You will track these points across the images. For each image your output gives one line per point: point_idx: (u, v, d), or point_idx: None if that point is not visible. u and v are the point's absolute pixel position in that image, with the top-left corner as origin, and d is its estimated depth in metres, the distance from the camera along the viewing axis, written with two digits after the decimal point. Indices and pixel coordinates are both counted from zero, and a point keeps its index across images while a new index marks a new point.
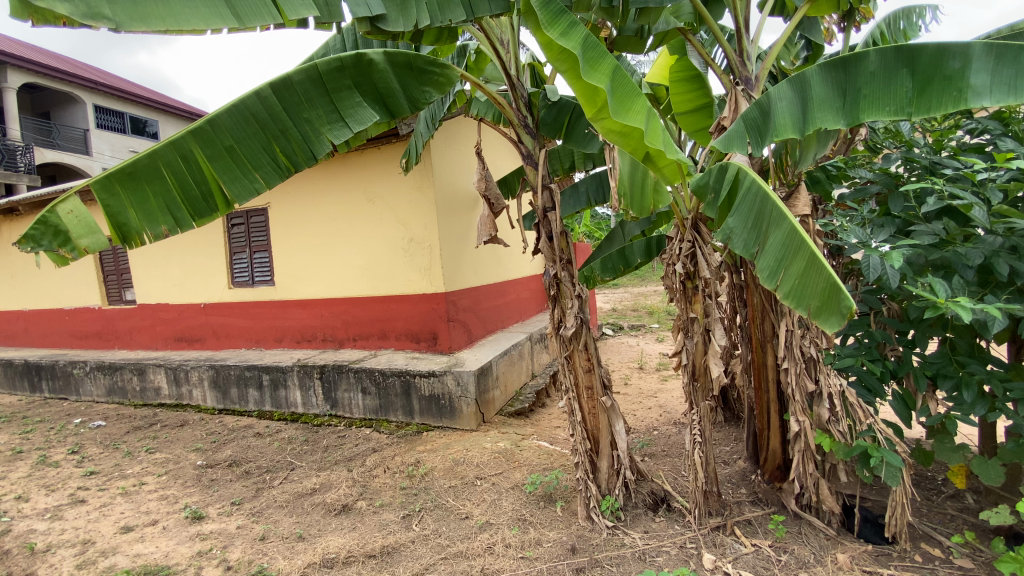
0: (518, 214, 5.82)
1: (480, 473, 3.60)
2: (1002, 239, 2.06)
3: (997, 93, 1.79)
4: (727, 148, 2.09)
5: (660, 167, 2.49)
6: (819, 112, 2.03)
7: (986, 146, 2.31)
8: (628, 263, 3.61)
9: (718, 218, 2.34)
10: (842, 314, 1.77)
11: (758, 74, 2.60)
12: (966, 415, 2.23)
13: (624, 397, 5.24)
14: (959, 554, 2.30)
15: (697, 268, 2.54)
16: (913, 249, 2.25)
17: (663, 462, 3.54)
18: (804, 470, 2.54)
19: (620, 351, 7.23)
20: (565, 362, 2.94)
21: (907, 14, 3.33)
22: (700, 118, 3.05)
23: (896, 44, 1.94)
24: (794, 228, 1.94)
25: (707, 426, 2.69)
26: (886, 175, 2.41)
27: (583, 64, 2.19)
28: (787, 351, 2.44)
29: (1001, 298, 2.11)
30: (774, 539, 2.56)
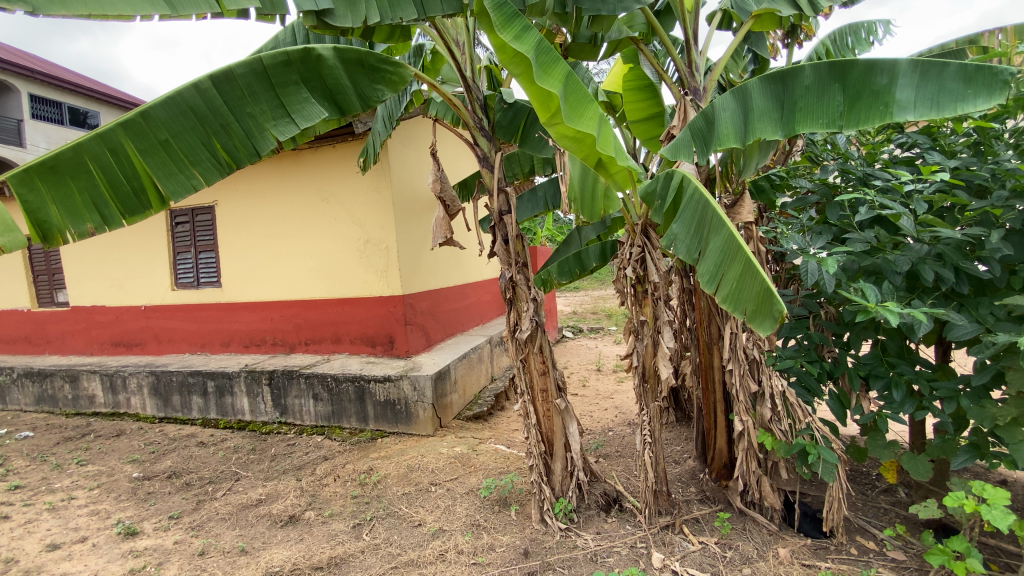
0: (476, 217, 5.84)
1: (435, 479, 3.54)
2: (928, 247, 2.19)
3: (921, 107, 1.87)
4: (675, 156, 2.18)
5: (612, 172, 2.54)
6: (759, 123, 2.12)
7: (915, 159, 2.45)
8: (584, 267, 3.64)
9: (665, 224, 2.40)
10: (775, 317, 1.83)
11: (707, 85, 2.68)
12: (896, 413, 2.35)
13: (582, 399, 5.29)
14: (892, 546, 2.42)
15: (647, 273, 2.60)
16: (847, 255, 2.36)
17: (616, 462, 3.59)
18: (747, 468, 2.64)
19: (579, 353, 7.31)
20: (521, 365, 2.93)
21: (853, 31, 3.51)
22: (653, 126, 3.13)
23: (829, 60, 2.04)
24: (732, 235, 2.00)
25: (657, 427, 2.74)
26: (824, 186, 2.53)
27: (536, 68, 2.20)
28: (731, 352, 2.55)
29: (927, 302, 2.24)
30: (719, 536, 2.63)
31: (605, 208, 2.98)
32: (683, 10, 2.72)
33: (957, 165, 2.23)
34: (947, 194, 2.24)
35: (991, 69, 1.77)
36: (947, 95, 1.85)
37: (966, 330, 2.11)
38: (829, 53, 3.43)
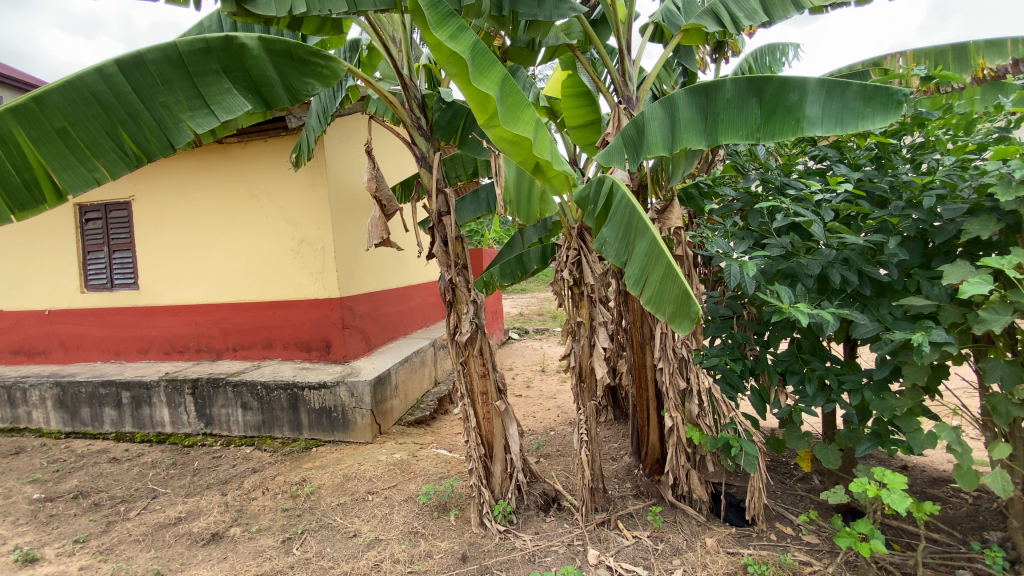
0: (415, 219, 5.71)
1: (372, 488, 3.44)
2: (836, 252, 2.37)
3: (827, 123, 2.02)
4: (608, 162, 2.24)
5: (550, 177, 2.60)
6: (685, 133, 2.22)
7: (826, 170, 2.63)
8: (525, 270, 3.68)
9: (597, 228, 2.46)
10: (692, 318, 1.93)
11: (640, 95, 2.76)
12: (808, 406, 2.51)
13: (525, 400, 5.32)
14: (807, 530, 2.59)
15: (583, 275, 2.65)
16: (766, 259, 2.51)
17: (557, 462, 3.63)
18: (677, 462, 2.75)
19: (524, 355, 7.37)
20: (461, 368, 2.90)
21: (771, 51, 3.75)
22: (590, 133, 3.19)
23: (748, 75, 2.16)
24: (655, 239, 2.09)
25: (593, 425, 2.80)
26: (746, 194, 2.68)
27: (472, 68, 2.19)
28: (663, 351, 2.66)
29: (834, 303, 2.42)
30: (651, 530, 2.71)
31: (541, 211, 3.04)
32: (617, 21, 2.79)
33: (861, 177, 2.42)
34: (852, 204, 2.43)
35: (887, 89, 1.93)
36: (849, 113, 2.01)
37: (868, 328, 2.28)
38: (751, 70, 3.66)
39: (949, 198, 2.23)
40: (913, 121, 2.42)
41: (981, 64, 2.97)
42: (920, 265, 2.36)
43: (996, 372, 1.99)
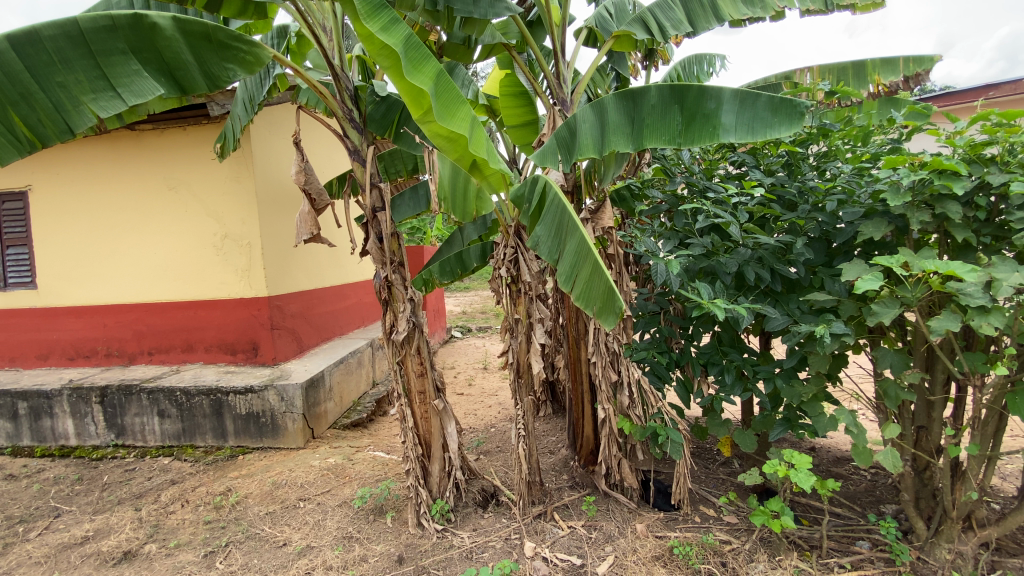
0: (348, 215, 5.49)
1: (304, 495, 3.31)
2: (751, 251, 2.54)
3: (740, 131, 2.16)
4: (542, 162, 2.29)
5: (486, 175, 2.61)
6: (613, 136, 2.32)
7: (743, 175, 2.82)
8: (465, 267, 3.63)
9: (532, 227, 2.50)
10: (618, 313, 2.02)
11: (574, 97, 2.84)
12: (727, 395, 2.69)
13: (466, 398, 5.31)
14: (727, 511, 2.77)
15: (519, 273, 2.69)
16: (689, 258, 2.66)
17: (496, 458, 3.66)
18: (609, 453, 2.86)
19: (465, 352, 7.35)
20: (397, 367, 2.85)
21: (698, 61, 3.94)
22: (528, 133, 3.23)
23: (670, 83, 2.27)
24: (584, 238, 2.16)
25: (530, 420, 2.85)
26: (672, 197, 2.83)
27: (405, 62, 2.16)
28: (595, 346, 2.77)
29: (750, 299, 2.60)
30: (586, 519, 2.80)
31: (477, 209, 2.99)
32: (552, 23, 2.84)
33: (772, 182, 2.61)
34: (764, 206, 2.61)
35: (792, 101, 2.08)
36: (760, 122, 2.15)
37: (779, 321, 2.46)
38: (679, 78, 3.86)
39: (847, 202, 2.44)
40: (818, 131, 2.64)
41: (876, 81, 3.26)
42: (824, 264, 2.58)
43: (886, 360, 2.20)
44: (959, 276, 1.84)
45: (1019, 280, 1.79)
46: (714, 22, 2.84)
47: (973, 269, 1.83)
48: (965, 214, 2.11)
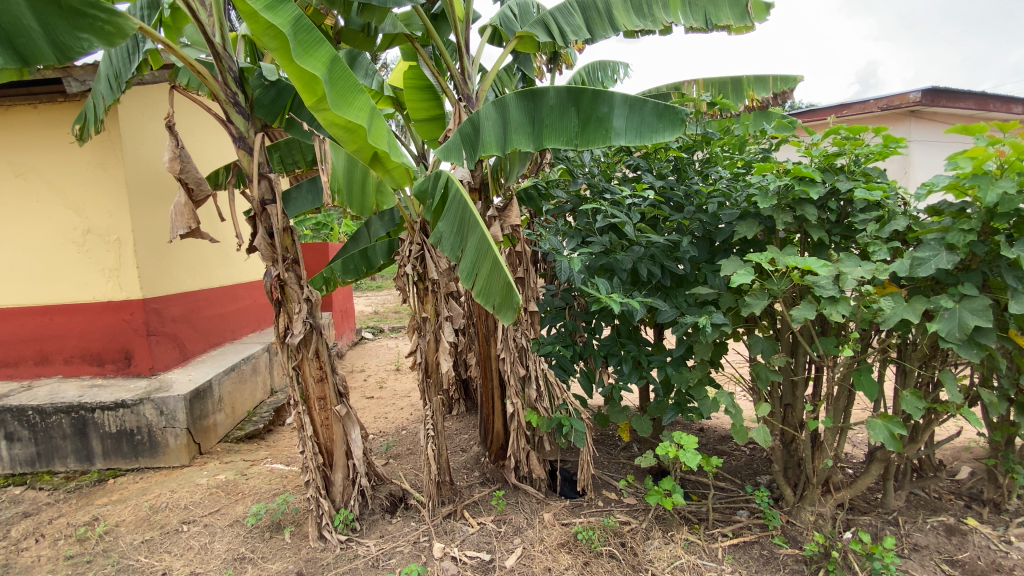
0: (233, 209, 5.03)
1: (188, 517, 2.99)
2: (645, 249, 2.71)
3: (630, 134, 2.25)
4: (446, 158, 2.29)
5: (389, 168, 2.53)
6: (515, 135, 2.35)
7: (638, 178, 2.99)
8: (370, 265, 3.44)
9: (435, 222, 2.47)
10: (515, 307, 2.05)
11: (479, 93, 2.84)
12: (625, 383, 2.86)
13: (376, 401, 5.12)
14: (627, 493, 2.93)
15: (426, 270, 2.62)
16: (589, 255, 2.79)
17: (406, 461, 3.57)
18: (518, 446, 2.90)
19: (376, 354, 7.09)
20: (294, 372, 2.67)
21: (602, 68, 4.11)
22: (435, 128, 3.19)
23: (567, 85, 2.33)
24: (485, 234, 2.17)
25: (439, 420, 2.81)
26: (575, 197, 2.97)
27: (294, 45, 2.04)
28: (504, 342, 2.79)
29: (644, 293, 2.77)
30: (495, 513, 2.82)
31: (377, 202, 3.06)
32: (455, 18, 2.80)
33: (662, 185, 2.80)
34: (655, 208, 2.79)
35: (675, 109, 2.21)
36: (646, 126, 2.25)
37: (668, 313, 2.65)
38: (584, 82, 4.00)
39: (725, 204, 2.68)
40: (701, 138, 2.87)
41: (751, 96, 3.62)
42: (707, 260, 2.81)
43: (758, 346, 2.45)
44: (814, 270, 2.08)
45: (860, 274, 2.06)
46: (610, 31, 2.97)
47: (824, 264, 2.08)
48: (820, 216, 2.39)
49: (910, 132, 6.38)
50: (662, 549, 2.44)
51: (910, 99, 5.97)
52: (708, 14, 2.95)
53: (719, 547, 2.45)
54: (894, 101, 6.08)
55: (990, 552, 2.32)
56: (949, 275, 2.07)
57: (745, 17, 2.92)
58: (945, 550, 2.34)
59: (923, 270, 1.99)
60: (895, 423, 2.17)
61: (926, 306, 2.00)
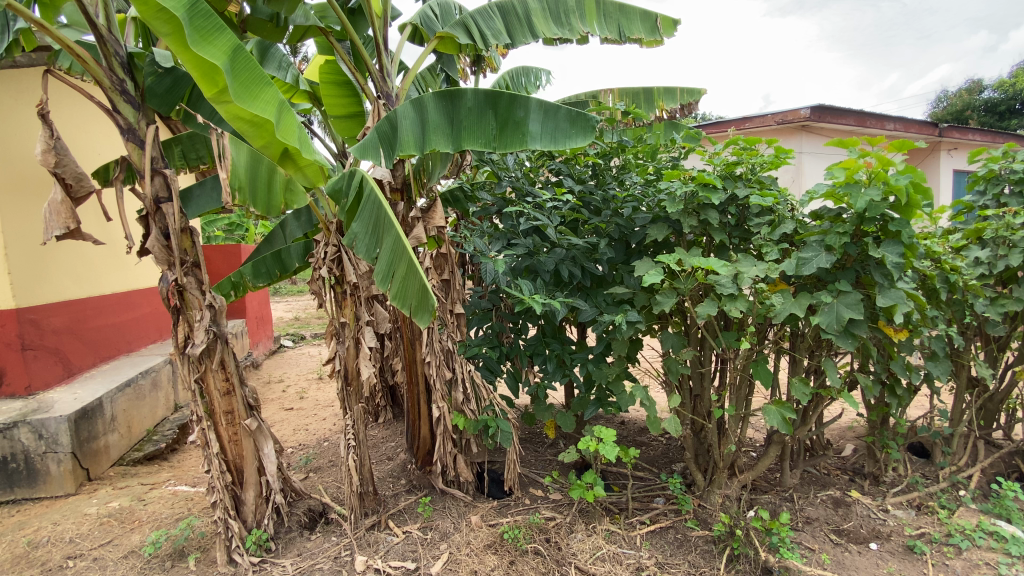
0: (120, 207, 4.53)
1: (73, 552, 2.66)
2: (566, 250, 2.79)
3: (545, 139, 2.31)
4: (363, 156, 2.22)
5: (301, 166, 2.42)
6: (433, 135, 2.33)
7: (560, 182, 3.07)
8: (284, 268, 3.27)
9: (349, 222, 2.39)
10: (431, 311, 2.07)
11: (399, 91, 2.76)
12: (550, 381, 2.91)
13: (296, 412, 4.85)
14: (553, 489, 2.99)
15: (344, 272, 2.53)
16: (514, 256, 2.81)
17: (327, 474, 3.41)
18: (444, 450, 2.85)
19: (297, 362, 6.73)
20: (196, 386, 2.46)
21: (525, 73, 4.18)
22: (355, 125, 3.09)
23: (484, 87, 2.34)
24: (401, 235, 2.15)
25: (361, 428, 2.71)
26: (499, 199, 2.99)
27: (190, 31, 1.90)
28: (429, 346, 2.72)
29: (566, 294, 2.85)
30: (421, 520, 2.77)
31: (287, 202, 2.76)
32: (373, 13, 2.71)
33: (581, 190, 2.91)
34: (575, 211, 2.88)
35: (586, 116, 2.30)
36: (560, 132, 2.32)
37: (588, 312, 2.73)
38: (507, 86, 4.04)
39: (639, 208, 2.82)
40: (617, 146, 3.02)
41: (661, 106, 3.82)
42: (623, 261, 2.94)
43: (669, 342, 2.60)
44: (716, 270, 2.24)
45: (754, 273, 2.24)
46: (530, 36, 3.02)
47: (724, 264, 2.24)
48: (722, 219, 2.58)
49: (800, 145, 7.08)
50: (585, 542, 2.52)
51: (801, 115, 6.62)
52: (622, 27, 3.10)
53: (637, 534, 2.57)
54: (787, 116, 6.72)
55: (870, 520, 2.60)
56: (828, 273, 2.30)
57: (655, 31, 3.13)
58: (833, 521, 2.60)
59: (807, 268, 2.20)
60: (786, 408, 2.38)
61: (810, 301, 2.22)
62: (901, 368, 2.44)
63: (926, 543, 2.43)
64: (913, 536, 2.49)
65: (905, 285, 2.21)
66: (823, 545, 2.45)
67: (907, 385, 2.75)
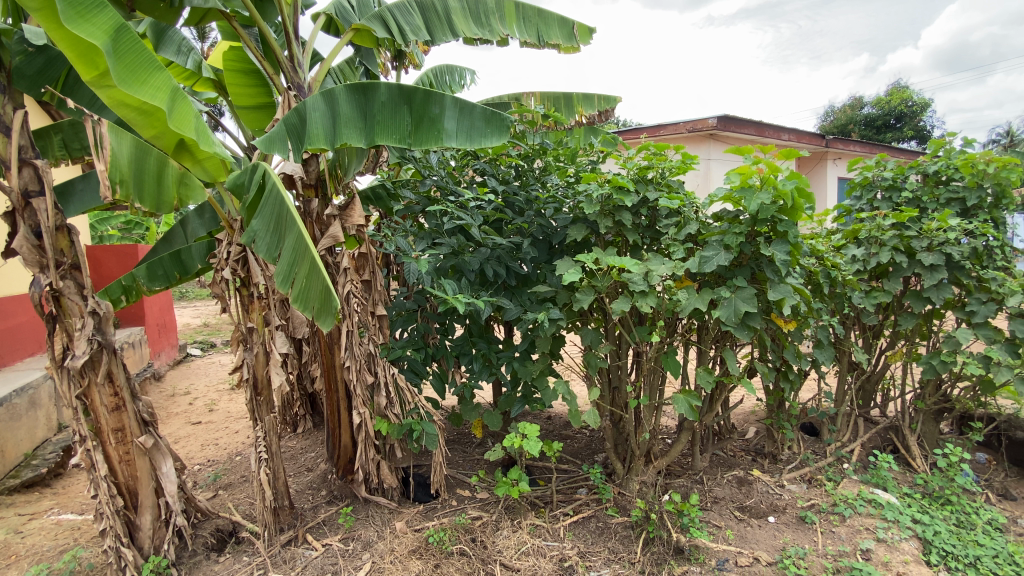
0: None
1: None
2: (491, 250, 2.79)
3: (460, 137, 2.31)
4: (269, 149, 2.11)
5: (200, 159, 2.32)
6: (345, 129, 2.25)
7: (484, 182, 3.07)
8: (185, 270, 3.05)
9: (249, 219, 2.26)
10: (334, 313, 2.01)
11: (312, 84, 2.63)
12: (476, 381, 2.91)
13: (205, 426, 4.50)
14: (480, 488, 2.99)
15: (250, 274, 2.38)
16: (438, 256, 2.77)
17: (238, 490, 3.20)
18: (366, 458, 2.75)
19: (207, 372, 6.24)
20: (78, 403, 2.21)
21: (449, 71, 4.14)
22: (262, 116, 2.99)
23: (398, 82, 2.30)
24: (303, 234, 2.07)
25: (274, 440, 2.56)
26: (422, 197, 2.93)
27: (61, 5, 1.71)
28: (348, 350, 2.60)
29: (491, 293, 2.86)
30: (343, 532, 2.66)
31: (180, 197, 2.51)
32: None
33: (505, 190, 2.93)
34: (498, 211, 2.90)
35: (501, 116, 2.33)
36: (475, 131, 2.33)
37: (513, 312, 2.74)
38: (431, 84, 3.97)
39: (560, 210, 2.90)
40: (538, 148, 3.07)
41: (580, 112, 3.94)
42: (546, 261, 3.00)
43: (588, 338, 2.71)
44: (628, 268, 2.35)
45: (663, 270, 2.37)
46: (450, 35, 3.00)
47: (636, 263, 2.36)
48: (635, 221, 2.71)
49: (708, 151, 7.62)
50: (510, 538, 2.54)
51: (708, 124, 7.12)
52: (541, 32, 3.18)
53: (561, 526, 2.64)
54: (696, 124, 7.20)
55: (769, 495, 2.84)
56: (728, 270, 2.49)
57: (572, 37, 3.27)
58: (737, 499, 2.81)
59: (708, 266, 2.36)
60: (693, 396, 2.54)
61: (712, 296, 2.39)
62: (793, 356, 2.69)
63: (816, 512, 2.70)
64: (805, 507, 2.74)
65: (792, 280, 2.44)
66: (729, 521, 2.64)
67: (799, 370, 3.02)
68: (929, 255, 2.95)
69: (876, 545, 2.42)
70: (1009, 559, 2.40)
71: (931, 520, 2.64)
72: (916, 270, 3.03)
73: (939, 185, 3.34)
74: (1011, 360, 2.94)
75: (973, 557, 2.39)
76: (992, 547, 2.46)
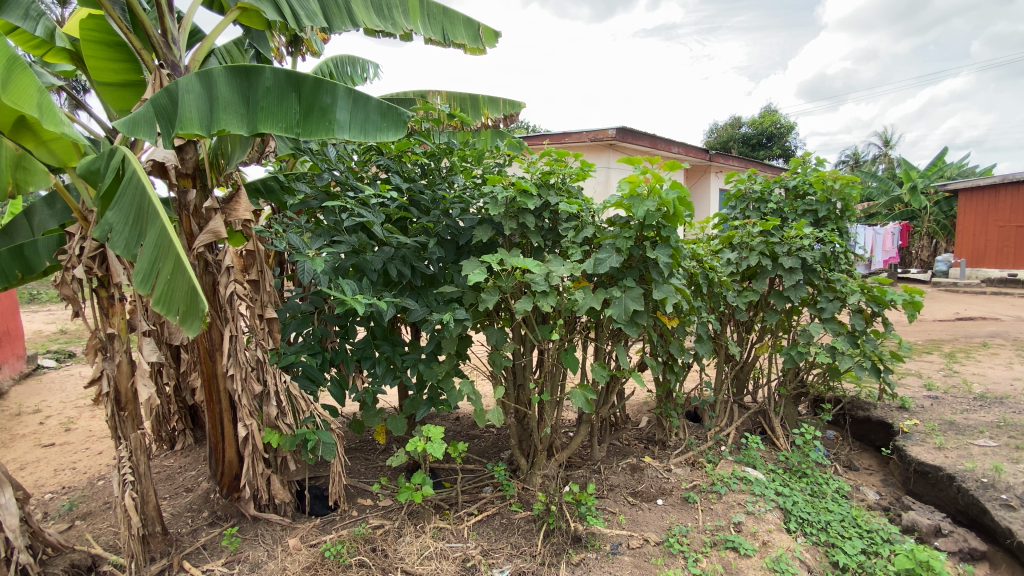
0: None
1: None
2: (394, 249, 2.71)
3: (353, 129, 2.25)
4: (132, 133, 1.92)
5: (44, 140, 2.04)
6: (224, 114, 2.06)
7: (387, 178, 2.97)
8: (28, 269, 2.61)
9: (104, 210, 2.02)
10: (201, 316, 1.83)
11: (190, 64, 2.38)
12: (379, 385, 2.81)
13: (60, 448, 3.90)
14: (382, 495, 2.91)
15: (110, 274, 2.11)
16: (335, 255, 2.65)
17: (100, 519, 2.81)
18: (254, 473, 2.54)
19: (63, 386, 5.40)
20: None
21: (351, 63, 3.99)
22: (127, 95, 2.67)
23: (285, 68, 2.17)
24: (167, 228, 1.88)
25: (142, 459, 2.29)
26: (321, 192, 2.78)
27: None
28: (232, 358, 2.39)
29: (393, 294, 2.79)
30: (227, 555, 2.45)
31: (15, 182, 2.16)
32: None
33: (409, 188, 2.88)
34: (402, 209, 2.83)
35: (397, 110, 2.30)
36: (370, 124, 2.28)
37: (418, 312, 2.69)
38: (332, 74, 3.80)
39: (466, 211, 2.90)
40: (444, 146, 3.05)
41: (486, 114, 4.01)
42: (454, 261, 2.98)
43: (493, 337, 2.73)
44: (530, 269, 2.42)
45: (560, 271, 2.48)
46: (350, 24, 2.88)
47: (538, 264, 2.43)
48: (538, 223, 2.78)
49: (607, 160, 8.08)
50: (413, 544, 2.49)
51: (608, 134, 7.55)
52: (446, 31, 3.26)
53: (465, 527, 2.64)
54: (597, 134, 7.61)
55: (658, 480, 3.07)
56: (619, 271, 2.65)
57: (478, 39, 3.41)
58: (631, 486, 3.00)
59: (602, 268, 2.50)
60: (589, 391, 2.68)
61: (605, 296, 2.53)
62: (677, 350, 2.94)
63: (698, 492, 2.96)
64: (688, 488, 3.00)
65: (674, 281, 2.67)
66: (622, 507, 2.82)
67: (683, 363, 3.30)
68: (789, 258, 3.37)
69: (746, 518, 2.71)
70: (852, 522, 2.81)
71: (790, 492, 3.01)
72: (778, 272, 3.44)
73: (798, 198, 3.82)
74: (851, 349, 3.43)
75: (824, 522, 2.77)
76: (838, 512, 2.86)
